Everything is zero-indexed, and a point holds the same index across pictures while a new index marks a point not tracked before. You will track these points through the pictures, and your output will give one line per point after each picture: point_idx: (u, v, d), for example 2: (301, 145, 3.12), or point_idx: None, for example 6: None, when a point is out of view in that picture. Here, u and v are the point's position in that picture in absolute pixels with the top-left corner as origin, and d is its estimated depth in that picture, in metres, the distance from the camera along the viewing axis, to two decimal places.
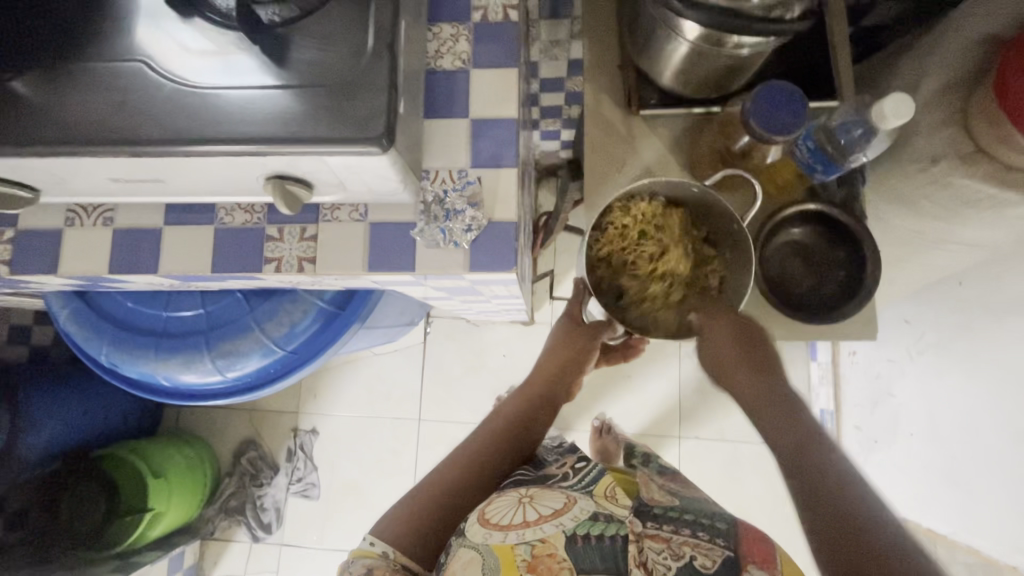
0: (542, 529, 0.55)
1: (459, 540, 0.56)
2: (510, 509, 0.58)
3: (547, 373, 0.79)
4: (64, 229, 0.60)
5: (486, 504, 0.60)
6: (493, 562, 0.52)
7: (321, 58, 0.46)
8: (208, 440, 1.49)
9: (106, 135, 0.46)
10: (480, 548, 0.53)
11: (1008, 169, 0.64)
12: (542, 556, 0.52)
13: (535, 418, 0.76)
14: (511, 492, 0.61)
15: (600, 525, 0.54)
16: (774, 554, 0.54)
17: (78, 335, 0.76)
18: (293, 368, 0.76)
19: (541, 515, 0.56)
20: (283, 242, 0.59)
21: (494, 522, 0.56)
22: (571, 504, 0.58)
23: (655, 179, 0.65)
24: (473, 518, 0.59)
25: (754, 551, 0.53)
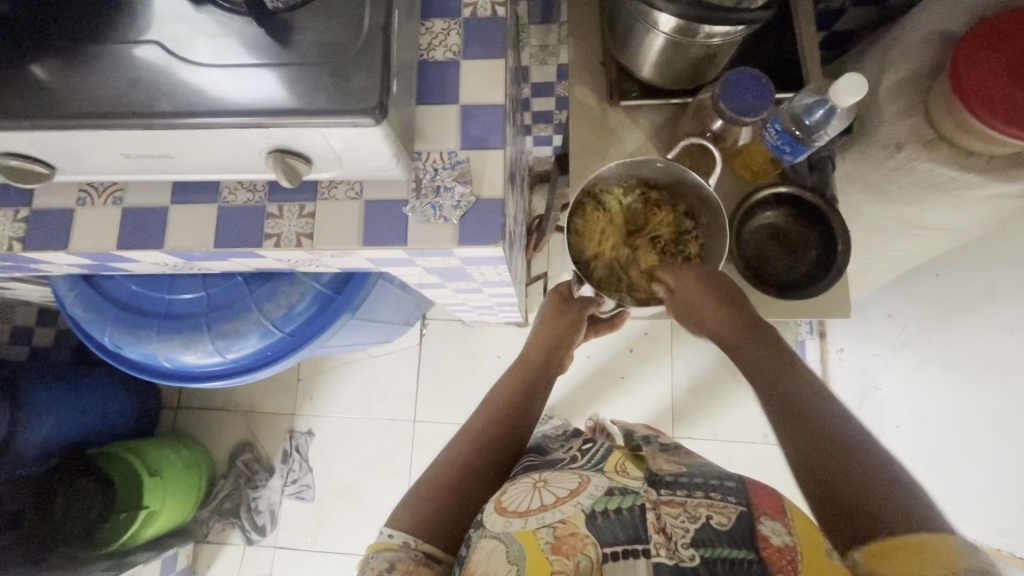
0: (561, 510, 0.52)
1: (479, 531, 0.53)
2: (525, 496, 0.56)
3: (541, 345, 0.87)
4: (76, 208, 0.63)
5: (502, 493, 0.58)
6: (516, 549, 0.49)
7: (320, 39, 0.50)
8: (204, 442, 1.50)
9: (121, 110, 0.50)
10: (502, 536, 0.51)
11: (967, 153, 0.68)
12: (565, 536, 0.49)
13: (533, 389, 0.81)
14: (526, 479, 0.60)
15: (616, 499, 0.52)
16: (788, 505, 0.50)
17: (84, 320, 0.78)
18: (290, 350, 0.79)
19: (558, 497, 0.54)
20: (283, 220, 0.62)
21: (512, 510, 0.54)
22: (586, 483, 0.56)
23: (624, 162, 0.70)
24: (490, 509, 0.56)
25: (768, 504, 0.49)
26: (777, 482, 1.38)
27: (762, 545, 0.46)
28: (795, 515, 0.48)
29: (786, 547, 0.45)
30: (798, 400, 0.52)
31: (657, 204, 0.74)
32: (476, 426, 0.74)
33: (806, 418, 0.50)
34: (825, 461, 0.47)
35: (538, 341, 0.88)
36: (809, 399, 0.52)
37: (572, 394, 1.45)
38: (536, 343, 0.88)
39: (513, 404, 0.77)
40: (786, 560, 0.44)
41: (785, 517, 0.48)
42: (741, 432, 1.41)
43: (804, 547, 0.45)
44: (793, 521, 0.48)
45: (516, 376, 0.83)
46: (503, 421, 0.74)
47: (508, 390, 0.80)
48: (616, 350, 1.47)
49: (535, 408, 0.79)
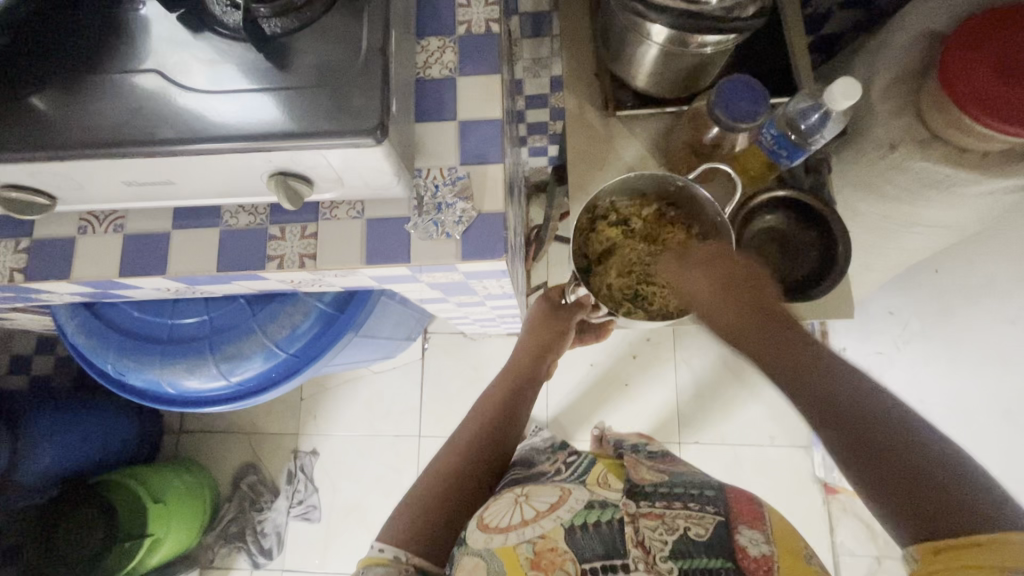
0: (542, 525, 0.53)
1: (462, 547, 0.54)
2: (507, 511, 0.56)
3: (532, 350, 0.86)
4: (77, 236, 0.63)
5: (484, 507, 0.58)
6: (498, 567, 0.51)
7: (318, 61, 0.51)
8: (208, 466, 1.48)
9: (120, 139, 0.50)
10: (484, 554, 0.52)
11: (960, 151, 0.69)
12: (544, 551, 0.51)
13: (520, 397, 0.80)
14: (508, 493, 0.59)
15: (596, 513, 0.53)
16: (767, 513, 0.54)
17: (87, 347, 0.78)
18: (292, 371, 0.79)
19: (539, 511, 0.54)
20: (285, 241, 0.62)
21: (494, 526, 0.54)
22: (566, 496, 0.56)
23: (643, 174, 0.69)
24: (472, 524, 0.56)
25: (746, 512, 0.53)
26: (786, 484, 1.37)
27: (739, 555, 0.50)
28: (774, 525, 0.52)
29: (763, 557, 0.49)
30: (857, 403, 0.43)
31: (671, 222, 0.72)
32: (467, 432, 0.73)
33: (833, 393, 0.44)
34: (867, 449, 0.42)
35: (527, 345, 0.86)
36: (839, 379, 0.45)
37: (576, 402, 1.45)
38: (526, 348, 0.86)
39: (501, 412, 0.77)
40: (764, 569, 0.48)
41: (762, 525, 0.52)
42: (747, 435, 1.40)
43: (780, 553, 0.50)
44: (770, 527, 0.52)
45: (504, 382, 0.82)
46: (493, 432, 0.74)
47: (498, 397, 0.79)
48: (619, 357, 1.46)
49: (523, 416, 0.79)
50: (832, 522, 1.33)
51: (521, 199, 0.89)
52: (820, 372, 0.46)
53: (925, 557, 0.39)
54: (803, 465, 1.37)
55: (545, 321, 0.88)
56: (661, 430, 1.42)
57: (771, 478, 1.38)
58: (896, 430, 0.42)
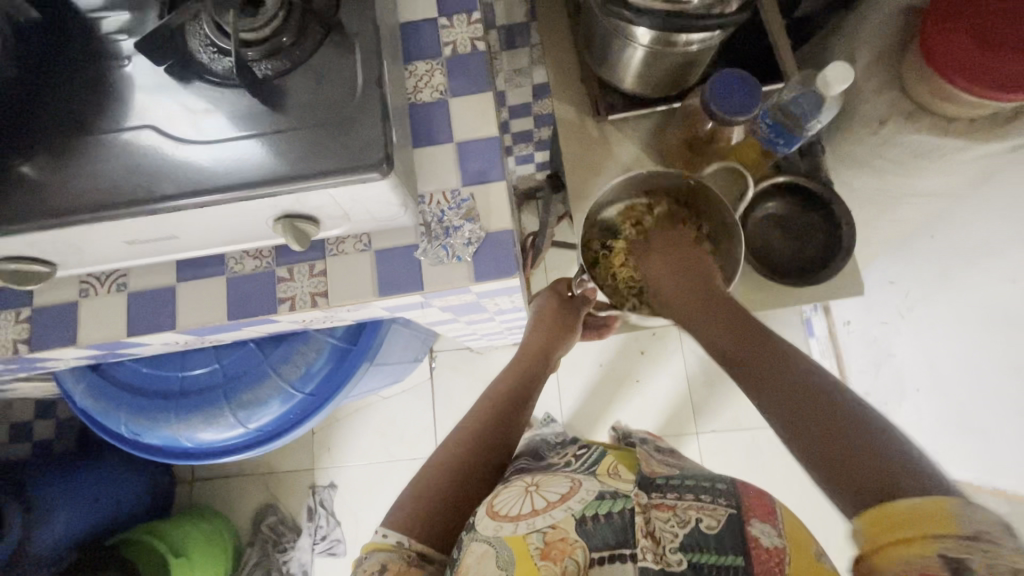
0: (552, 515, 0.53)
1: (470, 534, 0.54)
2: (517, 499, 0.56)
3: (537, 348, 0.86)
4: (79, 300, 0.62)
5: (493, 496, 0.58)
6: (507, 556, 0.50)
7: (313, 100, 0.50)
8: (225, 511, 1.45)
9: (119, 199, 0.49)
10: (492, 540, 0.51)
11: (947, 120, 0.70)
12: (554, 541, 0.50)
13: (525, 395, 0.79)
14: (516, 483, 0.59)
15: (607, 503, 0.53)
16: (777, 508, 0.53)
17: (96, 410, 0.76)
18: (311, 411, 0.77)
19: (549, 502, 0.55)
20: (295, 281, 0.61)
21: (504, 514, 0.54)
22: (577, 488, 0.56)
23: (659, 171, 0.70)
24: (482, 512, 0.56)
25: (758, 505, 0.52)
26: None
27: (750, 547, 0.49)
28: (785, 521, 0.52)
29: (774, 548, 0.49)
30: (789, 382, 0.51)
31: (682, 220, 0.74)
32: (472, 423, 0.73)
33: (799, 399, 0.49)
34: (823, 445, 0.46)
35: (531, 346, 0.86)
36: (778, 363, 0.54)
37: (588, 401, 1.45)
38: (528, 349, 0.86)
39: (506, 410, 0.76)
40: (776, 560, 0.48)
41: (774, 518, 0.51)
42: (761, 417, 1.41)
43: (791, 546, 0.49)
44: (780, 522, 0.51)
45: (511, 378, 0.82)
46: (497, 428, 0.73)
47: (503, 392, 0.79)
48: (627, 354, 1.46)
49: (529, 413, 0.78)
50: None
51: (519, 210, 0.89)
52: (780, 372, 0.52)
53: (869, 526, 0.39)
54: None
55: (551, 317, 0.88)
56: (677, 420, 1.42)
57: (791, 457, 1.38)
58: (834, 409, 0.47)
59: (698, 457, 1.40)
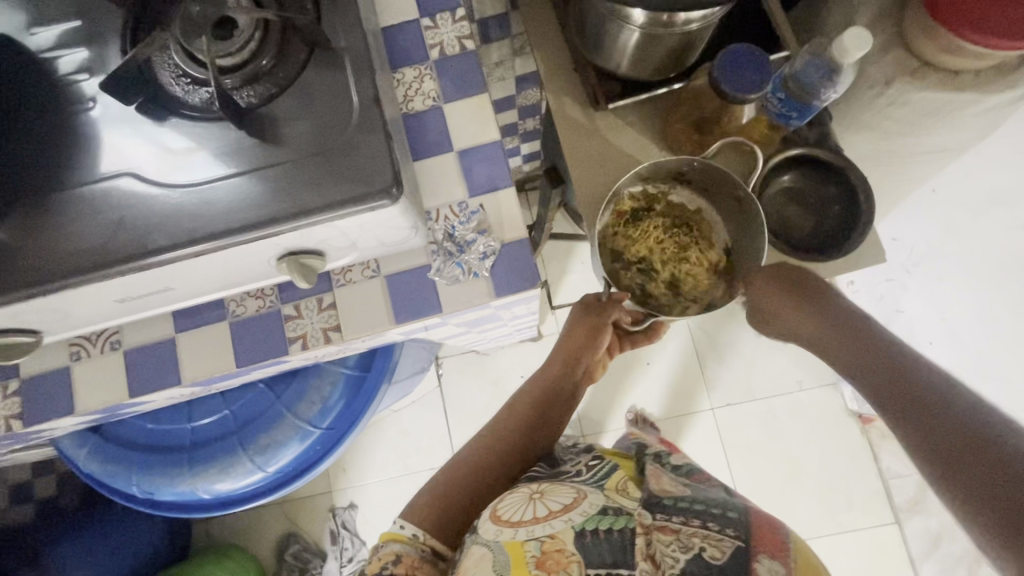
0: (551, 525, 0.53)
1: (473, 537, 0.56)
2: (521, 506, 0.58)
3: (565, 360, 0.79)
4: (71, 365, 0.57)
5: (499, 501, 0.60)
6: (503, 560, 0.51)
7: (306, 126, 0.46)
8: (245, 546, 1.41)
9: (106, 258, 0.44)
10: (491, 545, 0.53)
11: (953, 74, 0.69)
12: (551, 551, 0.50)
13: (550, 407, 0.77)
14: (523, 489, 0.61)
15: (608, 519, 0.52)
16: (789, 543, 0.51)
17: (104, 474, 0.71)
18: (331, 445, 0.74)
19: (551, 510, 0.56)
20: (304, 318, 0.57)
21: (505, 518, 0.56)
22: (581, 498, 0.57)
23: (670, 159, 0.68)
24: (485, 516, 0.59)
25: (769, 540, 0.50)
26: (823, 424, 1.38)
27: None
28: (796, 552, 0.50)
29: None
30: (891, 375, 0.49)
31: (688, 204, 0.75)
32: (498, 430, 0.74)
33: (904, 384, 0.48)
34: (913, 410, 0.46)
35: (564, 347, 0.79)
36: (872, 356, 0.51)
37: (600, 390, 1.43)
38: (554, 359, 0.80)
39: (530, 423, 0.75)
40: None
41: (784, 556, 0.49)
42: (774, 385, 1.40)
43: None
44: (793, 558, 0.49)
45: (538, 387, 0.78)
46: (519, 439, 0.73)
47: (527, 402, 0.77)
48: None
49: (552, 422, 0.77)
50: (873, 449, 1.35)
51: None
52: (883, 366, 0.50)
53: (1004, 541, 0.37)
54: (834, 402, 1.38)
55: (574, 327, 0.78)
56: (691, 398, 1.41)
57: (807, 421, 1.38)
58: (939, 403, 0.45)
59: (715, 430, 1.40)
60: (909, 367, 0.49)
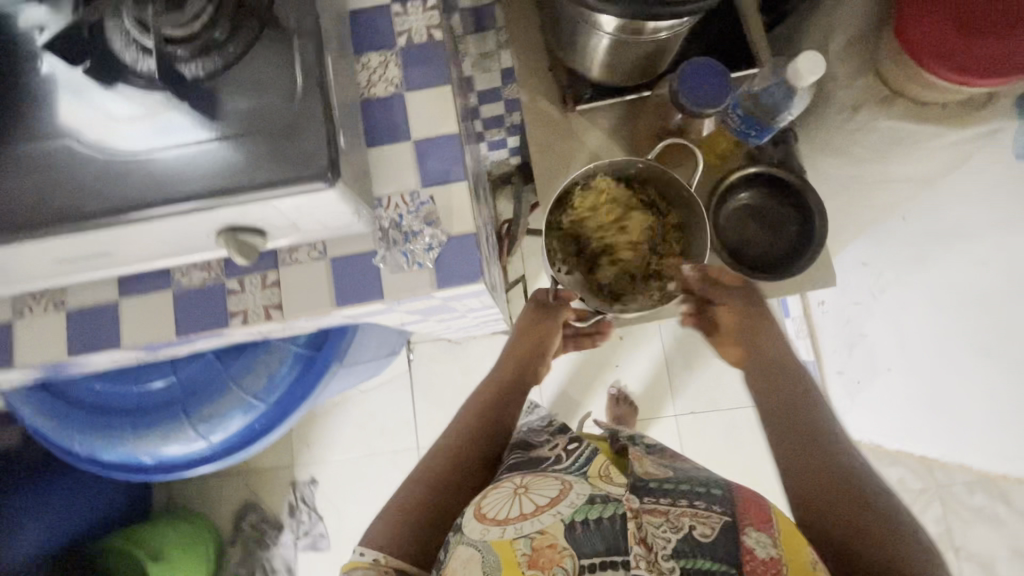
0: (540, 520, 0.51)
1: (458, 535, 0.54)
2: (506, 502, 0.55)
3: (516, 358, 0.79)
4: (13, 322, 0.58)
5: (482, 498, 0.57)
6: (493, 561, 0.49)
7: (250, 104, 0.46)
8: (204, 511, 1.42)
9: (41, 219, 0.45)
10: (479, 546, 0.51)
11: (921, 105, 0.69)
12: (542, 548, 0.49)
13: (510, 399, 0.75)
14: (508, 483, 0.58)
15: (597, 508, 0.50)
16: (772, 514, 0.51)
17: (49, 430, 0.73)
18: (276, 420, 0.75)
19: (537, 506, 0.53)
20: (246, 294, 0.58)
21: (491, 517, 0.53)
22: (567, 489, 0.54)
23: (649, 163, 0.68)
24: (469, 513, 0.56)
25: (753, 512, 0.50)
26: None
27: (745, 559, 0.47)
28: (780, 522, 0.50)
29: (770, 559, 0.47)
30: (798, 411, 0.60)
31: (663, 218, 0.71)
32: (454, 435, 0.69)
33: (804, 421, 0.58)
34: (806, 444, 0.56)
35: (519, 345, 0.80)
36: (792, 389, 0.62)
37: (575, 382, 1.41)
38: (509, 357, 0.80)
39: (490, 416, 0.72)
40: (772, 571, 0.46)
41: (769, 526, 0.49)
42: (739, 398, 1.39)
43: (787, 557, 0.47)
44: (777, 529, 0.49)
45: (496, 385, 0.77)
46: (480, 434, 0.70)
47: (485, 399, 0.75)
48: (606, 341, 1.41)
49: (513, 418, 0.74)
50: None
51: (489, 200, 0.88)
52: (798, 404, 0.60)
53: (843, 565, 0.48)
54: None
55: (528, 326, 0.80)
56: (654, 404, 1.40)
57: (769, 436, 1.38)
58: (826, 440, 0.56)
59: (678, 438, 1.39)
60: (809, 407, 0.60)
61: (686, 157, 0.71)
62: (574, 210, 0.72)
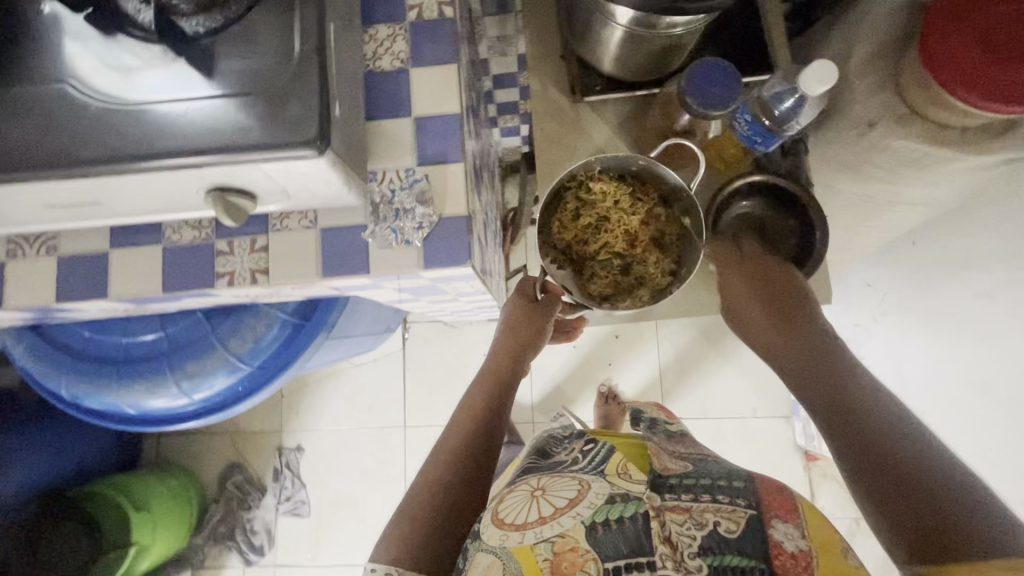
0: (560, 523, 0.47)
1: (475, 542, 0.49)
2: (522, 506, 0.51)
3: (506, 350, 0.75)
4: (6, 262, 0.59)
5: (496, 503, 0.53)
6: (515, 569, 0.46)
7: (248, 65, 0.46)
8: (191, 467, 1.45)
9: (31, 161, 0.45)
10: (498, 552, 0.47)
11: (938, 127, 0.65)
12: (564, 552, 0.45)
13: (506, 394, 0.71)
14: (523, 486, 0.54)
15: (618, 507, 0.47)
16: (797, 502, 0.49)
17: (38, 372, 0.74)
18: (259, 383, 0.76)
19: (557, 508, 0.49)
20: (234, 256, 0.58)
21: (508, 523, 0.49)
22: (585, 489, 0.50)
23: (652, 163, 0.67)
24: (486, 518, 0.51)
25: (779, 503, 0.48)
26: (772, 457, 1.36)
27: (773, 553, 0.45)
28: (805, 512, 0.48)
29: (800, 552, 0.45)
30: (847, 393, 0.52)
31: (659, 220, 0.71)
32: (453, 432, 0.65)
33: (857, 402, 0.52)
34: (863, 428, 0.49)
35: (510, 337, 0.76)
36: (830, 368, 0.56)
37: (571, 377, 1.40)
38: (502, 350, 0.76)
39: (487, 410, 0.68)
40: (803, 565, 0.44)
41: (797, 517, 0.47)
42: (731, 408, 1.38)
43: (817, 547, 0.45)
44: (805, 519, 0.47)
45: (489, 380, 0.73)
46: (480, 430, 0.65)
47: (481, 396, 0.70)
48: (600, 338, 1.41)
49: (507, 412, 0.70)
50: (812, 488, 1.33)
51: (491, 185, 0.87)
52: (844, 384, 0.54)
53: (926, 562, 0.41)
54: (784, 434, 1.36)
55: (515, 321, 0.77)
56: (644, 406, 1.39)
57: (756, 450, 1.36)
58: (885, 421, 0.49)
59: None
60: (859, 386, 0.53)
61: (691, 159, 0.70)
62: (569, 202, 0.71)
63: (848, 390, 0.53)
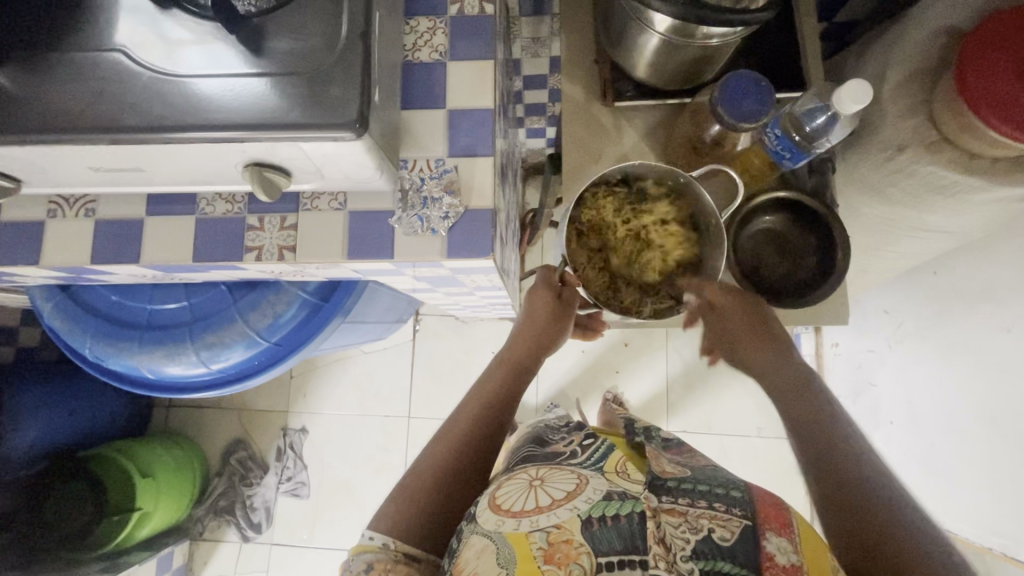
0: (556, 514, 0.47)
1: (470, 525, 0.49)
2: (521, 494, 0.51)
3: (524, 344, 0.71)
4: (46, 221, 0.61)
5: (496, 488, 0.53)
6: (507, 553, 0.45)
7: (295, 46, 0.48)
8: (196, 440, 1.47)
9: (83, 125, 0.47)
10: (493, 536, 0.46)
11: (970, 156, 0.65)
12: (558, 543, 0.45)
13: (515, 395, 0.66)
14: (522, 475, 0.54)
15: (614, 505, 0.47)
16: (795, 520, 0.47)
17: (63, 330, 0.77)
18: (277, 359, 0.77)
19: (554, 499, 0.49)
20: (264, 232, 0.60)
21: (505, 508, 0.49)
22: (583, 485, 0.50)
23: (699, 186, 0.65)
24: (483, 502, 0.51)
25: (774, 516, 0.47)
26: (774, 478, 1.35)
27: (765, 564, 0.43)
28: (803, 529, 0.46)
29: (791, 566, 0.43)
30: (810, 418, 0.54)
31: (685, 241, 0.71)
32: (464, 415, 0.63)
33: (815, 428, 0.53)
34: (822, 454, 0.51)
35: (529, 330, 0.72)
36: (802, 393, 0.56)
37: (577, 382, 1.40)
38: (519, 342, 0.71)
39: (497, 405, 0.64)
40: None
41: (791, 532, 0.46)
42: (735, 425, 1.37)
43: (809, 565, 0.43)
44: (799, 535, 0.45)
45: (499, 375, 0.68)
46: (489, 426, 0.62)
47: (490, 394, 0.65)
48: (609, 345, 1.41)
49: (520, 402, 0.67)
50: (812, 512, 1.32)
51: (515, 182, 0.88)
52: (809, 411, 0.54)
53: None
54: (789, 456, 1.35)
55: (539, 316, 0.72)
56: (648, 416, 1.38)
57: (759, 469, 1.35)
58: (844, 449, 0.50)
59: None
60: (824, 413, 0.54)
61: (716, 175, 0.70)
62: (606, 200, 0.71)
63: (815, 411, 0.54)
